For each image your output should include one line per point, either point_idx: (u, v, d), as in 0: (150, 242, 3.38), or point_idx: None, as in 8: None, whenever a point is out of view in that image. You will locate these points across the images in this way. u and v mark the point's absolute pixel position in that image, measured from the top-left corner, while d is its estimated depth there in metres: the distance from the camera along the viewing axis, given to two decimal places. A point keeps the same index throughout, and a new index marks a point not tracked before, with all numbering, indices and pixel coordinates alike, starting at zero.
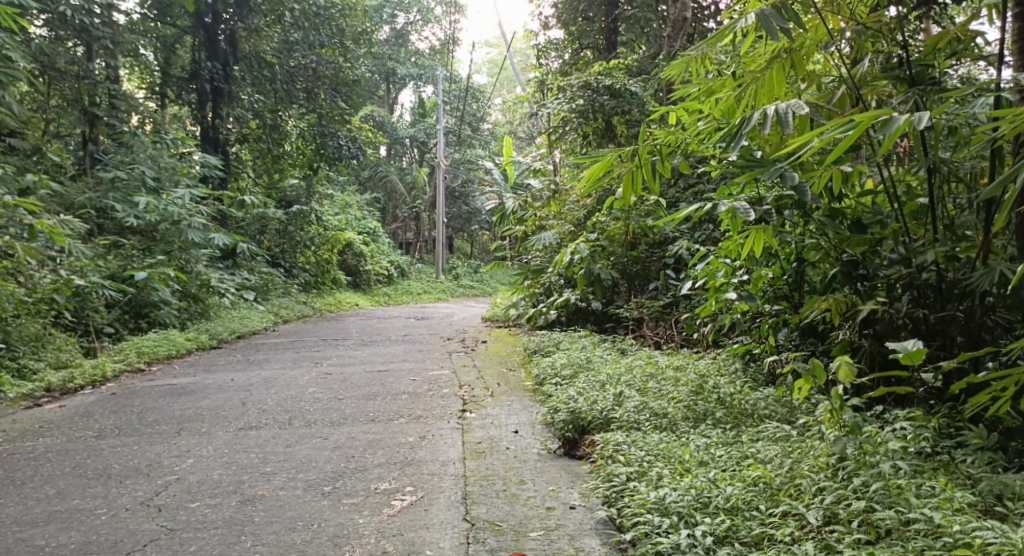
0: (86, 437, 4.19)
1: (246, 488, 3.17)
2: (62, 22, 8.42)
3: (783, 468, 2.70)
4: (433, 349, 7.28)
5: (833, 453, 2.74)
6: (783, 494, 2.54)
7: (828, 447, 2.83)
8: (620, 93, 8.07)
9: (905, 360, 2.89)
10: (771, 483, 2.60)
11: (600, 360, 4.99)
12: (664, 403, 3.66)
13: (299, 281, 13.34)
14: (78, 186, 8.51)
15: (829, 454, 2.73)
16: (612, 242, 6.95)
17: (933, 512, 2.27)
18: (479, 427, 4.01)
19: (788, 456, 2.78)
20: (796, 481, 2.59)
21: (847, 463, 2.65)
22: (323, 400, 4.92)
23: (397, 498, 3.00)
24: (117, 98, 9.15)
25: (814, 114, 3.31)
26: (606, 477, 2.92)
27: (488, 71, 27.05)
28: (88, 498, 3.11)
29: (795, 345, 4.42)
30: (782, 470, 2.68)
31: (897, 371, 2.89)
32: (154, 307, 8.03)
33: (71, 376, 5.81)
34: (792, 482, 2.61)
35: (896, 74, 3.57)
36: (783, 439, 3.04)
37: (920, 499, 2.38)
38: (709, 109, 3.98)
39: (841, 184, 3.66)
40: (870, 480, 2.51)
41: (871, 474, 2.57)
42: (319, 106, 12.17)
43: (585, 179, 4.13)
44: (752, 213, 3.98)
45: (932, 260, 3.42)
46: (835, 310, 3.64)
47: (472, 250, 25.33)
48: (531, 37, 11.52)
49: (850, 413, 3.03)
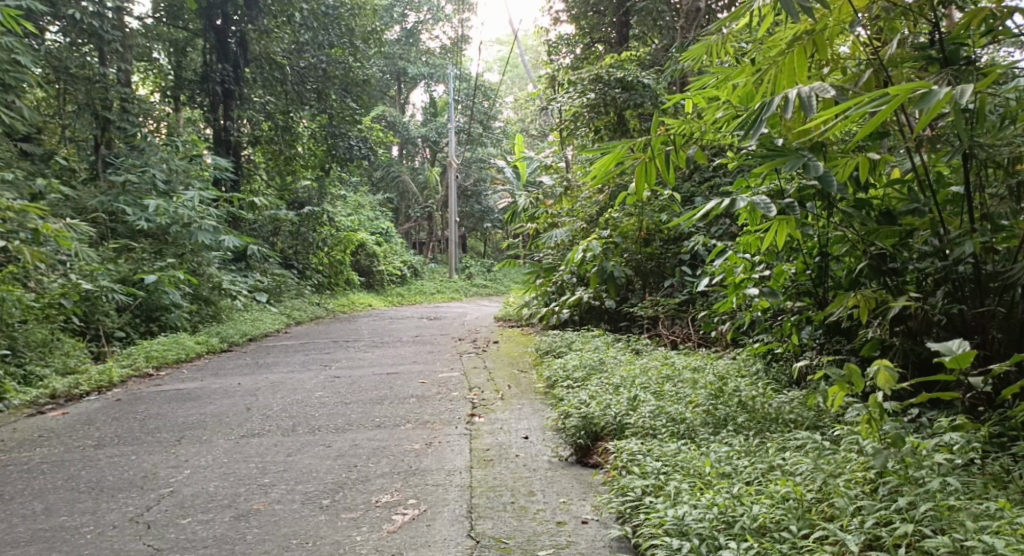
0: (84, 446, 4.06)
1: (242, 502, 3.02)
2: (76, 27, 8.34)
3: (816, 484, 2.49)
4: (444, 350, 7.13)
5: (869, 466, 2.52)
6: (816, 514, 2.34)
7: (863, 457, 2.62)
8: (633, 85, 7.91)
9: (951, 363, 2.65)
10: (802, 499, 2.40)
11: (615, 361, 4.80)
12: (682, 407, 3.46)
13: (312, 282, 13.24)
14: (90, 190, 8.41)
15: (864, 467, 2.52)
16: (625, 238, 6.77)
17: (991, 538, 2.06)
18: (488, 432, 3.83)
19: (817, 467, 2.58)
20: (829, 500, 2.38)
21: (889, 478, 2.43)
22: (329, 405, 4.77)
23: (398, 512, 2.84)
24: (129, 102, 8.97)
25: (841, 98, 3.12)
26: (620, 491, 2.72)
27: (498, 70, 26.79)
28: (76, 514, 2.97)
29: (820, 344, 4.21)
30: (815, 486, 2.48)
31: (944, 375, 2.64)
32: (164, 311, 7.91)
33: (76, 383, 5.68)
34: (825, 499, 2.41)
35: (927, 54, 3.44)
36: (810, 446, 2.85)
37: (976, 522, 2.17)
38: (726, 96, 3.81)
39: (867, 173, 3.47)
40: (917, 500, 2.29)
41: (917, 491, 2.35)
42: (330, 107, 12.07)
43: (595, 171, 3.94)
44: (774, 207, 3.76)
45: (970, 253, 3.21)
46: (865, 307, 3.47)
47: (486, 249, 25.18)
48: (542, 34, 11.25)
49: (890, 422, 2.80)
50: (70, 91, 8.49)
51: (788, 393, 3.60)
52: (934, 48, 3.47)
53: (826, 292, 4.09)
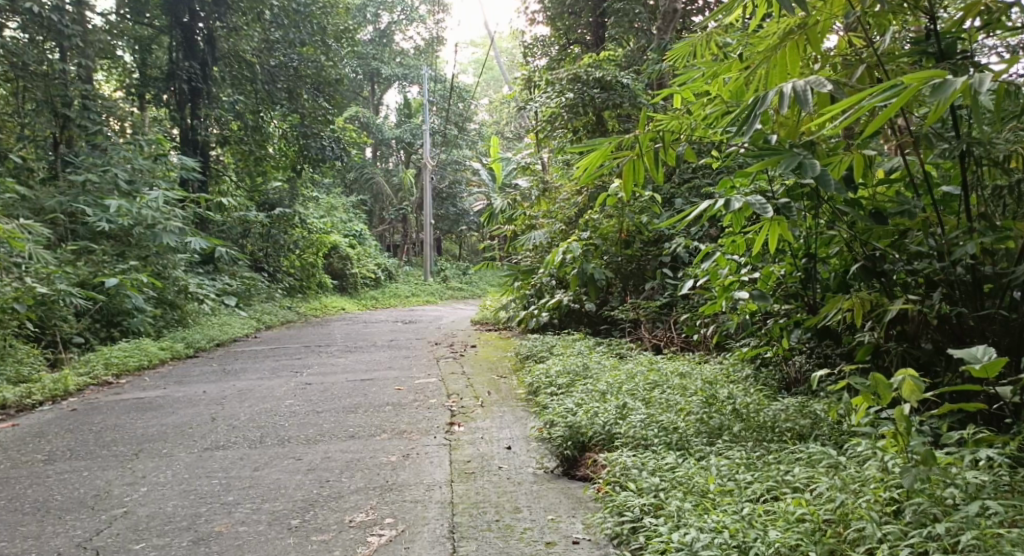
0: (33, 462, 3.79)
1: (202, 524, 2.80)
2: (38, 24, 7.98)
3: (831, 503, 2.33)
4: (421, 355, 6.92)
5: (889, 484, 2.35)
6: (835, 538, 2.18)
7: (882, 471, 2.45)
8: (611, 85, 7.77)
9: (978, 372, 2.48)
10: (818, 521, 2.25)
11: (598, 366, 4.62)
12: (674, 416, 3.30)
13: (283, 285, 12.90)
14: (49, 190, 8.03)
15: (884, 484, 2.35)
16: (605, 240, 6.58)
17: None
18: (468, 443, 3.64)
19: (830, 483, 2.43)
20: (848, 521, 2.23)
21: (913, 499, 2.26)
22: (299, 414, 4.54)
23: (374, 532, 2.64)
24: (90, 99, 8.60)
25: (838, 92, 2.94)
26: (615, 510, 2.56)
27: (473, 72, 26.64)
28: (17, 540, 2.72)
29: (810, 348, 4.11)
30: (831, 505, 2.32)
31: (970, 385, 2.47)
32: (127, 315, 7.60)
33: (29, 392, 5.38)
34: (843, 521, 2.25)
35: (922, 47, 3.24)
36: (820, 459, 2.69)
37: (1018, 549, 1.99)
38: (716, 91, 3.64)
39: (862, 172, 3.30)
40: (951, 523, 2.11)
41: (949, 515, 2.18)
42: (301, 106, 11.76)
43: (581, 170, 3.72)
44: (770, 209, 3.47)
45: (972, 253, 3.05)
46: (860, 309, 3.33)
47: (461, 252, 24.96)
48: (518, 36, 11.22)
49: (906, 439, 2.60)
50: (28, 88, 8.08)
51: (785, 400, 3.45)
52: (929, 42, 3.27)
53: (816, 295, 3.94)
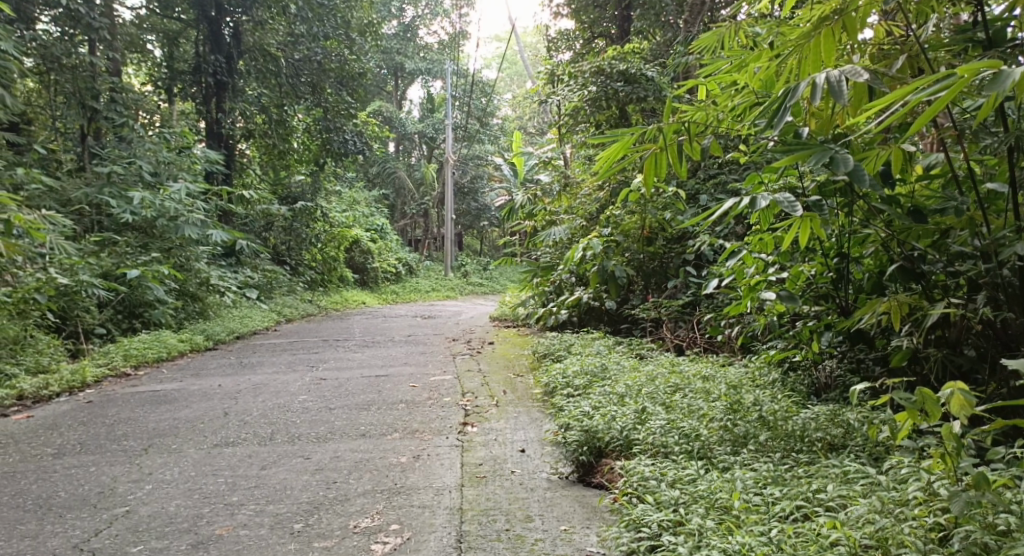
0: (42, 455, 3.74)
1: (203, 526, 2.70)
2: (69, 17, 7.99)
3: (869, 526, 2.18)
4: (438, 351, 6.81)
5: (935, 507, 2.19)
6: None
7: (926, 492, 2.28)
8: (636, 78, 7.60)
9: None
10: (854, 545, 2.10)
11: (617, 367, 4.46)
12: (696, 422, 3.16)
13: (305, 279, 12.86)
14: (75, 181, 8.03)
15: (929, 508, 2.19)
16: (627, 236, 6.42)
17: None
18: (481, 444, 3.52)
19: (869, 505, 2.27)
20: (887, 549, 2.07)
21: (963, 527, 2.09)
22: (312, 411, 4.44)
23: (379, 540, 2.53)
24: (117, 92, 8.58)
25: (875, 82, 2.75)
26: (632, 524, 2.42)
27: (497, 67, 26.44)
28: (14, 539, 2.65)
29: (841, 352, 3.95)
30: (870, 529, 2.16)
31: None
32: (148, 307, 7.57)
33: (46, 383, 5.34)
34: (881, 547, 2.10)
35: (968, 35, 3.06)
36: (858, 478, 2.53)
37: None
38: (745, 81, 3.45)
39: (900, 167, 3.09)
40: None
41: (1003, 545, 2.00)
42: (324, 100, 11.67)
43: (600, 163, 3.55)
44: (800, 206, 3.29)
45: (1021, 254, 2.86)
46: (898, 313, 3.12)
47: (482, 247, 24.88)
48: (542, 30, 11.06)
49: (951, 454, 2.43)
50: (58, 81, 8.05)
51: (815, 407, 3.27)
52: (976, 30, 3.09)
53: (848, 296, 3.75)
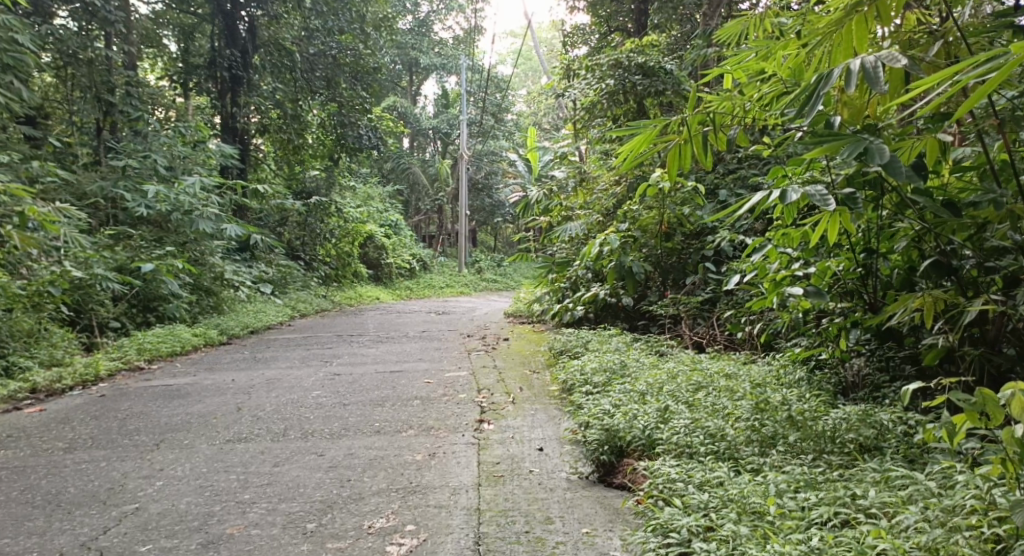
0: (53, 450, 3.69)
1: (214, 524, 2.63)
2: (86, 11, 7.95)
3: (917, 537, 2.07)
4: (453, 347, 6.72)
5: (992, 517, 2.08)
6: None
7: (982, 500, 2.17)
8: (654, 72, 7.46)
9: None
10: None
11: (637, 364, 4.36)
12: (722, 421, 3.05)
13: (319, 274, 12.82)
14: (90, 175, 8.00)
15: (986, 518, 2.08)
16: (645, 232, 6.27)
17: None
18: (498, 443, 3.43)
19: (919, 514, 2.16)
20: None
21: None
22: (325, 406, 4.36)
23: (395, 540, 2.45)
24: (133, 85, 8.54)
25: (913, 68, 2.63)
26: (659, 530, 2.32)
27: (512, 63, 26.37)
28: (20, 537, 2.59)
29: (869, 350, 3.83)
30: (920, 540, 2.05)
31: None
32: (163, 301, 7.54)
33: (60, 376, 5.30)
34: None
35: (1010, 20, 2.91)
36: (903, 483, 2.41)
37: None
38: (774, 70, 3.32)
39: (934, 159, 2.97)
40: None
41: None
42: (339, 95, 11.62)
43: (622, 155, 3.43)
44: (831, 201, 3.18)
45: None
46: (933, 309, 2.99)
47: (496, 243, 24.83)
48: (558, 26, 10.99)
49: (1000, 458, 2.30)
50: (75, 75, 8.03)
51: (845, 407, 3.15)
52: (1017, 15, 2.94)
53: (877, 293, 3.62)
